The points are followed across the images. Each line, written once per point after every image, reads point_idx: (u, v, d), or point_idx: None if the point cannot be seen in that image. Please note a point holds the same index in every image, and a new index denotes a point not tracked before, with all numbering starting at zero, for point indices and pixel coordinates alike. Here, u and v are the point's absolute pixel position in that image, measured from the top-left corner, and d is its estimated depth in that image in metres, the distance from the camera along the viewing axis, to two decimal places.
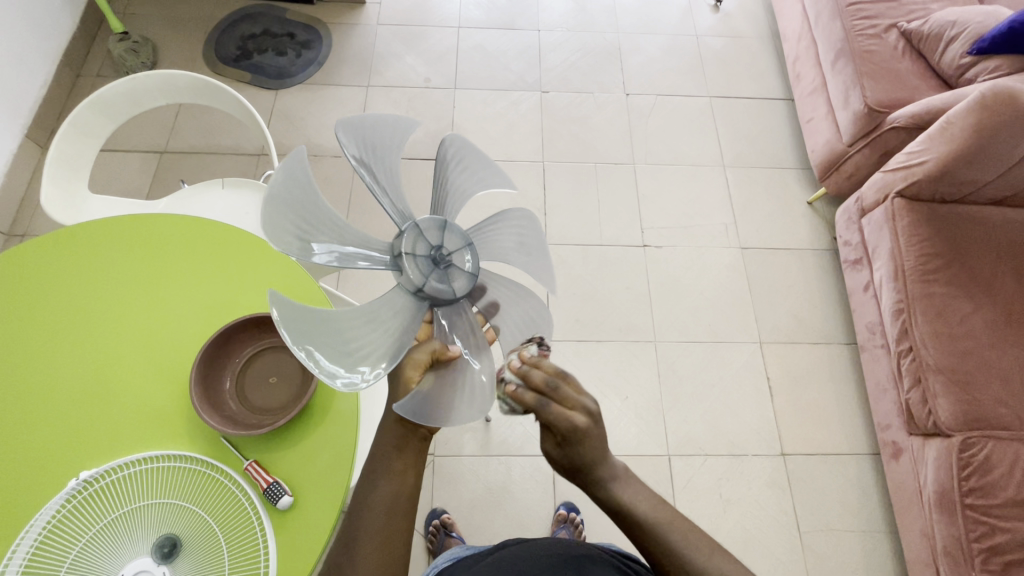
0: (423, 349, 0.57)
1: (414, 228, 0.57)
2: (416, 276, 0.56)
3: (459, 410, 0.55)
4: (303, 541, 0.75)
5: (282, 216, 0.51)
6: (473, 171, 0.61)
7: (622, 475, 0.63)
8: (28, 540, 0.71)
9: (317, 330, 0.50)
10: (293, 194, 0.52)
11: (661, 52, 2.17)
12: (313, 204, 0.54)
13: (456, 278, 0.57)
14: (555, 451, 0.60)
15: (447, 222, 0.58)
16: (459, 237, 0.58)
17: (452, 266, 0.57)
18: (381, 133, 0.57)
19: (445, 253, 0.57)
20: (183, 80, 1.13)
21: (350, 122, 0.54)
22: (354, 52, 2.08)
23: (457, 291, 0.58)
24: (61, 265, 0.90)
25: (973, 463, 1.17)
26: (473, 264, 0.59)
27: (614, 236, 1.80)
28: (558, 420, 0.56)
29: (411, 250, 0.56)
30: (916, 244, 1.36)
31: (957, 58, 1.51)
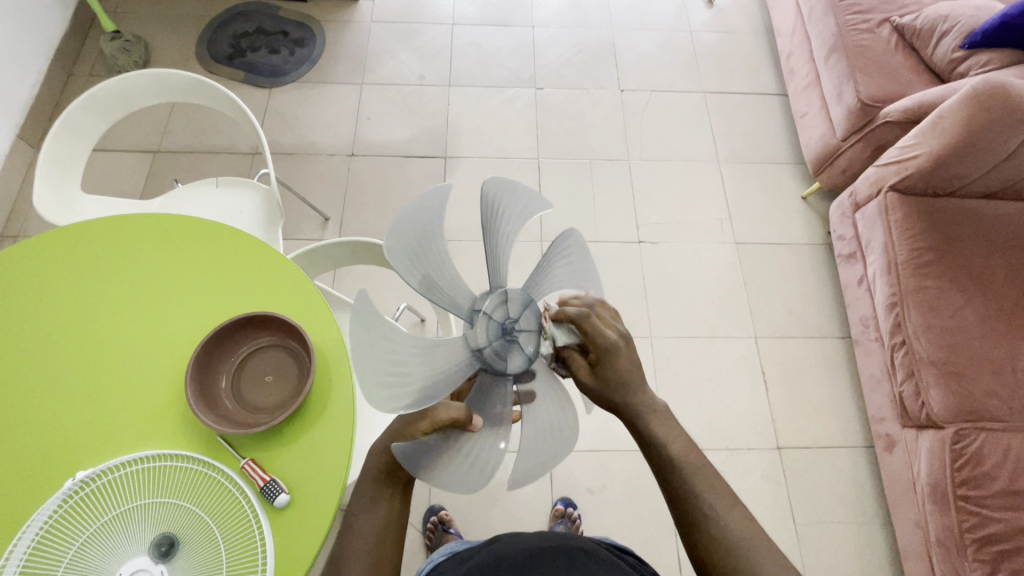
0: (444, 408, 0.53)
1: (501, 293, 0.54)
2: (478, 336, 0.53)
3: (445, 479, 0.50)
4: (300, 538, 0.75)
5: (405, 235, 0.48)
6: (576, 271, 0.59)
7: (661, 412, 0.63)
8: (25, 540, 0.70)
9: (373, 342, 0.46)
10: (420, 223, 0.49)
11: (655, 48, 2.17)
12: (433, 237, 0.50)
13: (514, 356, 0.53)
14: (590, 379, 0.60)
15: (533, 302, 0.55)
16: (535, 317, 0.55)
17: (518, 342, 0.54)
18: (513, 203, 0.55)
19: (516, 326, 0.54)
20: (176, 79, 1.13)
21: (501, 183, 0.53)
22: (348, 50, 2.07)
23: (509, 369, 0.53)
24: (54, 266, 0.90)
25: (966, 455, 1.18)
26: (534, 350, 0.55)
27: (609, 232, 1.80)
28: (594, 334, 0.58)
29: (490, 312, 0.53)
30: (909, 237, 1.36)
31: (949, 52, 1.51)
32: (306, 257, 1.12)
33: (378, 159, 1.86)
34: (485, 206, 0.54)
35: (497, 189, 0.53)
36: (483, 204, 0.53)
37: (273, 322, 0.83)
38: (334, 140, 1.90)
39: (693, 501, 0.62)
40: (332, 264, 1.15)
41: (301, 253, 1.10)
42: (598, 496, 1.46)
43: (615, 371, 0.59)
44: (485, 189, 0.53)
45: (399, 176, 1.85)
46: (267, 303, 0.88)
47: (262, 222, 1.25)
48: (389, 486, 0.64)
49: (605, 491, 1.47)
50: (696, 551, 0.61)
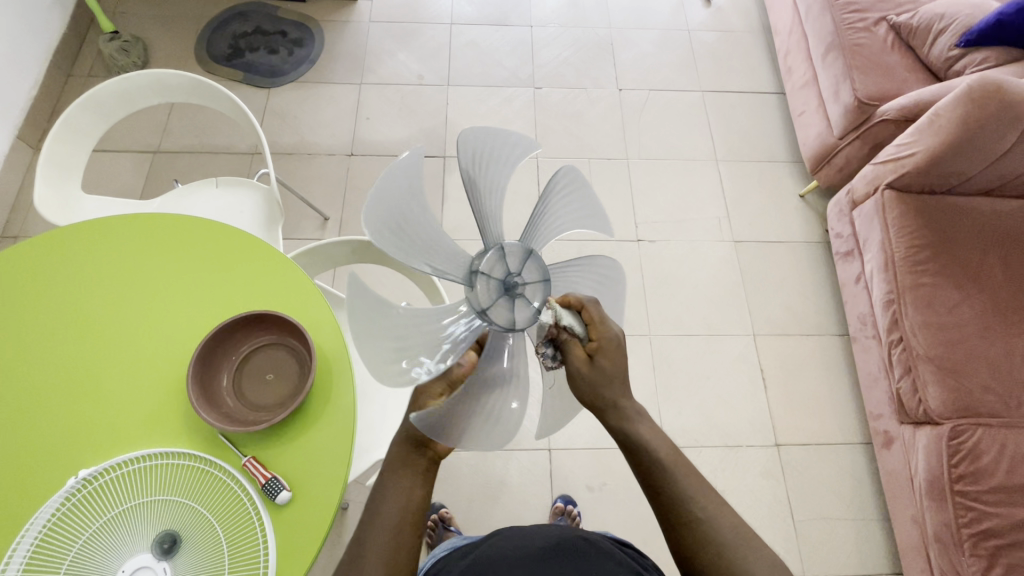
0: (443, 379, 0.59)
1: (498, 250, 0.58)
2: (484, 297, 0.57)
3: (477, 436, 0.56)
4: (303, 534, 0.75)
5: (383, 207, 0.52)
6: (575, 210, 0.63)
7: (643, 414, 0.65)
8: (29, 538, 0.71)
9: (372, 319, 0.51)
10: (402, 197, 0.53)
11: (653, 47, 2.17)
12: (412, 205, 0.55)
13: (516, 310, 0.57)
14: (585, 368, 0.60)
15: (534, 252, 0.59)
16: (540, 267, 0.58)
17: (522, 295, 0.57)
18: (500, 147, 0.57)
19: (519, 281, 0.57)
20: (176, 79, 1.13)
21: (472, 137, 0.55)
22: (347, 50, 2.07)
23: (514, 323, 0.57)
24: (54, 266, 0.90)
25: (962, 450, 1.19)
26: (542, 300, 0.58)
27: (608, 231, 1.81)
28: (596, 326, 0.59)
29: (488, 271, 0.57)
30: (906, 235, 1.37)
31: (945, 51, 1.52)
32: (306, 256, 1.12)
33: (377, 159, 1.87)
34: (465, 162, 0.56)
35: (477, 138, 0.55)
36: (461, 160, 0.56)
37: (273, 321, 0.84)
38: (333, 140, 1.90)
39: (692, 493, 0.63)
40: (332, 263, 1.16)
41: (301, 253, 1.11)
42: (597, 494, 1.47)
43: (609, 365, 0.60)
44: (461, 141, 0.54)
45: None
46: (267, 302, 0.89)
47: (262, 222, 1.25)
48: (388, 483, 0.65)
49: (605, 488, 1.47)
50: (699, 544, 0.62)
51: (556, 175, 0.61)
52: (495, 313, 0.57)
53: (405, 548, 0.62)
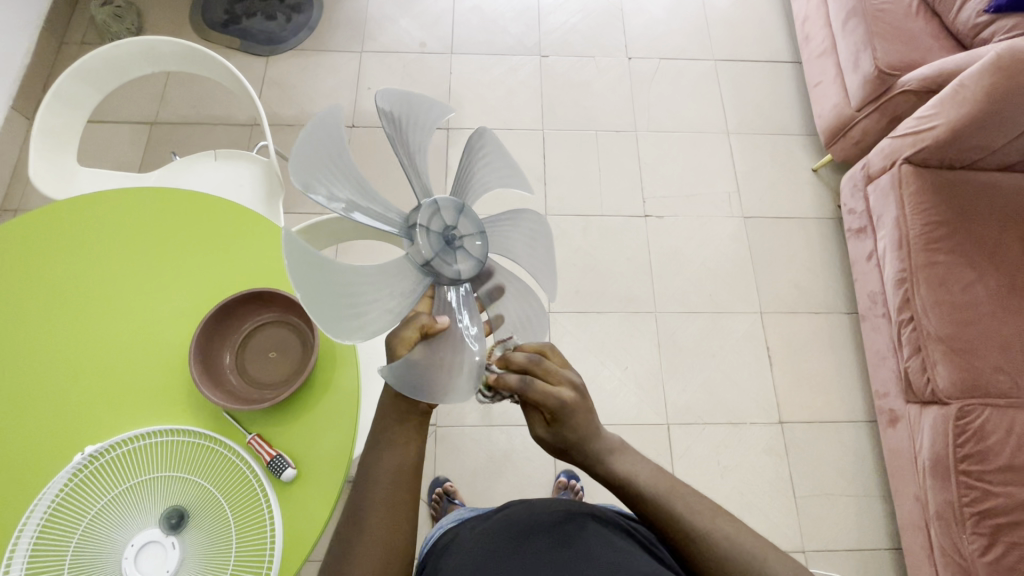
0: (411, 327, 0.57)
1: (432, 205, 0.58)
2: (427, 250, 0.57)
3: (451, 390, 0.58)
4: (312, 507, 0.76)
5: (309, 162, 0.50)
6: (495, 168, 0.65)
7: (617, 448, 0.66)
8: (35, 519, 0.71)
9: (322, 279, 0.48)
10: (324, 148, 0.52)
11: (664, 13, 2.08)
12: (339, 158, 0.54)
13: (462, 262, 0.59)
14: (546, 432, 0.62)
15: (467, 208, 0.61)
16: (472, 222, 0.61)
17: (462, 249, 0.60)
18: (413, 109, 0.59)
19: (458, 234, 0.60)
20: (169, 47, 1.09)
21: (390, 95, 0.57)
22: (347, 16, 2.00)
23: (460, 273, 0.60)
24: (50, 241, 0.89)
25: (970, 430, 1.18)
26: (482, 254, 0.61)
27: (615, 206, 1.77)
28: (545, 400, 0.58)
29: (427, 224, 0.57)
30: (923, 210, 1.33)
31: (973, 17, 1.45)
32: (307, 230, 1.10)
33: (379, 131, 1.83)
34: (388, 122, 0.57)
35: (392, 100, 0.57)
36: (381, 121, 0.57)
37: (275, 299, 0.82)
38: None
39: None
40: (332, 238, 1.14)
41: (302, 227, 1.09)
42: None
43: (572, 426, 0.61)
44: (379, 102, 0.56)
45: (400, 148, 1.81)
46: (269, 278, 0.87)
47: (262, 196, 1.22)
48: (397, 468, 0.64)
49: None
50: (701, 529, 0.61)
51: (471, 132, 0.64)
52: (442, 269, 0.58)
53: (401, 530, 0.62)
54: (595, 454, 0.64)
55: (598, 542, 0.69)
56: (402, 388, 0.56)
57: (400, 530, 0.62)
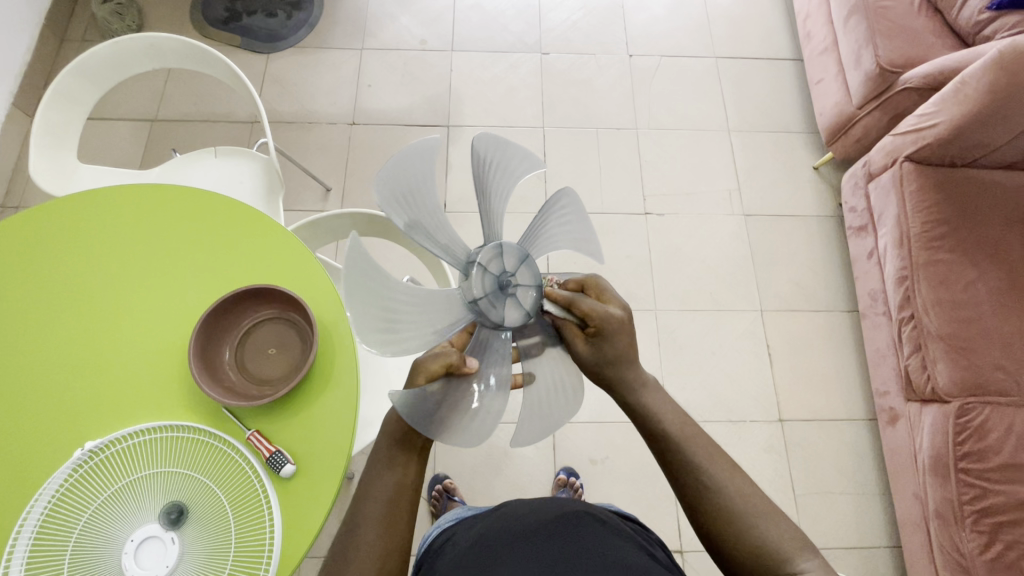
0: (438, 359, 0.55)
1: (496, 247, 0.58)
2: (476, 288, 0.57)
3: (454, 435, 0.54)
4: (311, 504, 0.77)
5: (394, 183, 0.52)
6: (570, 229, 0.64)
7: (651, 385, 0.66)
8: (36, 513, 0.71)
9: (372, 291, 0.50)
10: (412, 172, 0.53)
11: (665, 10, 2.08)
12: (424, 185, 0.54)
13: (509, 309, 0.58)
14: (585, 349, 0.61)
15: (530, 258, 0.60)
16: (532, 272, 0.59)
17: (514, 297, 0.59)
18: (505, 157, 0.59)
19: (513, 281, 0.58)
20: (170, 43, 1.08)
21: (489, 139, 0.57)
22: (347, 13, 2.00)
23: (503, 319, 0.59)
24: (50, 236, 0.89)
25: (970, 428, 1.18)
26: (531, 307, 0.60)
27: (615, 204, 1.77)
28: (592, 311, 0.60)
29: (485, 264, 0.57)
30: (924, 209, 1.33)
31: (975, 14, 1.45)
32: (309, 228, 1.11)
33: (379, 128, 1.83)
34: (477, 161, 0.58)
35: (487, 143, 0.57)
36: (472, 159, 0.58)
37: (275, 295, 0.82)
38: (334, 108, 1.85)
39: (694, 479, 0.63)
40: (333, 235, 1.14)
41: (303, 225, 1.09)
42: (600, 467, 1.48)
43: (613, 342, 0.60)
44: (476, 143, 0.57)
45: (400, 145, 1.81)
46: (269, 274, 0.88)
47: (262, 193, 1.23)
48: (396, 465, 0.65)
49: (608, 461, 1.49)
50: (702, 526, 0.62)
51: (558, 190, 0.63)
52: (489, 313, 0.58)
53: (398, 527, 0.63)
54: (629, 382, 0.64)
55: (598, 541, 0.69)
56: (406, 417, 0.52)
57: (397, 525, 0.62)
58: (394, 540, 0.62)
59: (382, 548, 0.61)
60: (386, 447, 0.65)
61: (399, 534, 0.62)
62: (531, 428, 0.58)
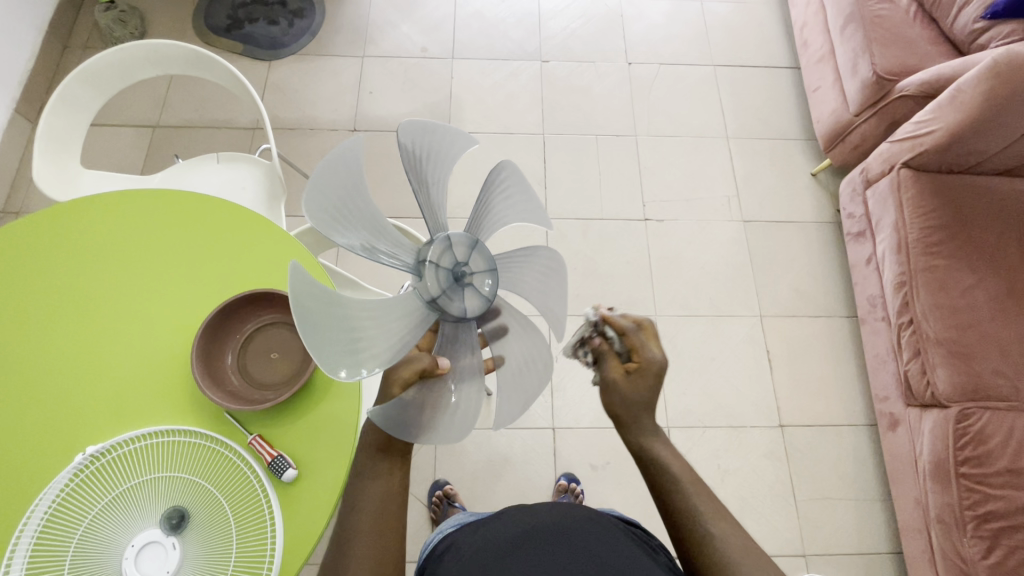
0: (409, 367, 0.58)
1: (445, 240, 0.58)
2: (432, 286, 0.57)
3: (435, 433, 0.57)
4: (312, 509, 0.76)
5: (325, 199, 0.52)
6: (515, 204, 0.64)
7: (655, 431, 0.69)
8: (37, 518, 0.71)
9: (327, 316, 0.49)
10: (341, 186, 0.53)
11: (664, 19, 2.10)
12: (357, 195, 0.56)
13: (469, 300, 0.59)
14: (619, 376, 0.68)
15: (480, 244, 0.59)
16: (484, 256, 0.59)
17: (471, 287, 0.59)
18: (436, 141, 0.59)
19: (468, 271, 0.58)
20: (174, 50, 1.09)
21: (413, 126, 0.57)
22: (349, 21, 2.02)
23: (464, 312, 0.59)
24: (54, 241, 0.89)
25: (969, 433, 1.18)
26: (490, 292, 0.60)
27: (615, 210, 1.78)
28: (639, 344, 0.68)
29: (437, 261, 0.57)
30: (921, 215, 1.34)
31: (969, 23, 1.47)
32: (311, 233, 1.11)
33: (380, 135, 1.84)
34: (406, 152, 0.58)
35: (414, 131, 0.57)
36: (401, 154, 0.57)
37: (277, 299, 0.82)
38: (335, 115, 1.86)
39: None
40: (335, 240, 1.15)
41: (305, 231, 1.10)
42: (601, 473, 1.47)
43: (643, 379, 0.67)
44: (401, 132, 0.56)
45: None
46: (273, 281, 0.88)
47: (264, 199, 1.23)
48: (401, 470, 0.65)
49: (608, 467, 1.48)
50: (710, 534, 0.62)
51: (495, 166, 0.63)
52: (449, 309, 0.58)
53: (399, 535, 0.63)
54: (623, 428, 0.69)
55: (601, 548, 0.69)
56: (385, 426, 0.58)
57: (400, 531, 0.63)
58: (394, 546, 0.62)
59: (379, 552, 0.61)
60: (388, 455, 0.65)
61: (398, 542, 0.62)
62: (511, 403, 0.61)
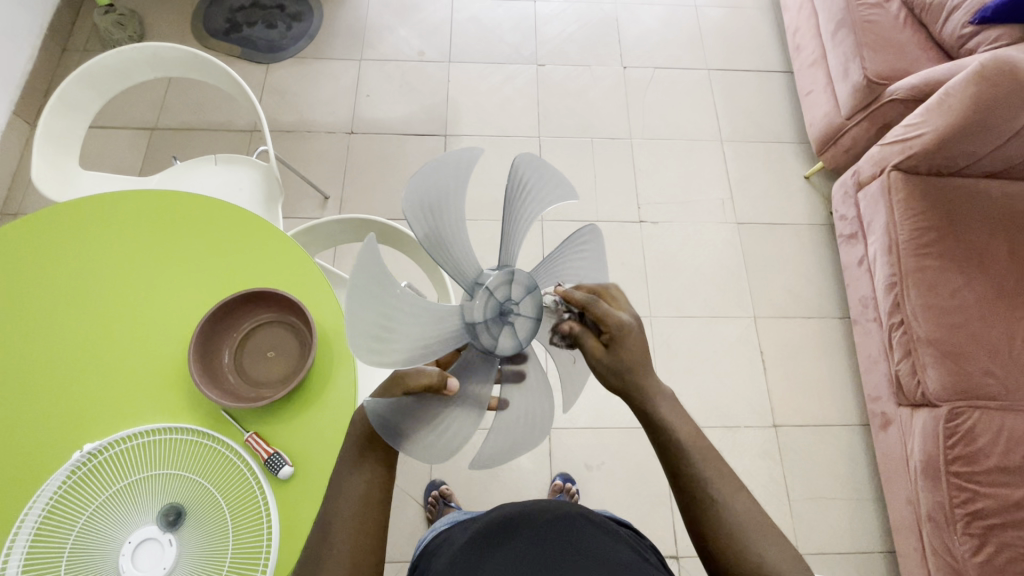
0: (418, 376, 0.55)
1: (509, 273, 0.55)
2: (475, 313, 0.54)
3: (418, 446, 0.55)
4: (308, 505, 0.77)
5: (422, 191, 0.49)
6: (583, 266, 0.64)
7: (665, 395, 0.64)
8: (34, 515, 0.72)
9: (374, 295, 0.46)
10: (440, 186, 0.49)
11: (658, 23, 2.12)
12: (449, 201, 0.51)
13: (505, 338, 0.55)
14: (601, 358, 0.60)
15: (537, 291, 0.56)
16: (537, 302, 0.56)
17: (511, 326, 0.55)
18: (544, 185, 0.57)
19: (513, 310, 0.55)
20: (173, 53, 1.11)
21: (532, 163, 0.55)
22: (346, 25, 2.03)
23: (494, 345, 0.55)
24: (52, 241, 0.90)
25: (959, 432, 1.19)
26: (525, 341, 0.56)
27: (610, 212, 1.80)
28: (606, 316, 0.59)
29: (493, 289, 0.54)
30: (911, 217, 1.36)
31: (958, 28, 1.49)
32: (308, 233, 1.12)
33: (378, 137, 1.85)
34: (514, 182, 0.55)
35: (531, 167, 0.55)
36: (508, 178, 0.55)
37: (274, 298, 0.83)
38: (333, 117, 1.88)
39: (693, 485, 0.63)
40: (332, 241, 1.16)
41: (302, 231, 1.11)
42: (596, 473, 1.48)
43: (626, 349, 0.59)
44: (519, 161, 0.54)
45: (398, 154, 1.83)
46: (269, 281, 0.89)
47: (262, 200, 1.24)
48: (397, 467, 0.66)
49: (604, 467, 1.49)
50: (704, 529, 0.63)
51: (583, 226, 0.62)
52: (481, 338, 0.54)
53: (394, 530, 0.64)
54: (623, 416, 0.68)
55: (594, 545, 0.69)
56: (374, 420, 0.55)
57: None
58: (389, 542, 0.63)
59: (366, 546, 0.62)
60: (383, 456, 0.66)
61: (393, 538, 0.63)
62: (496, 452, 0.57)
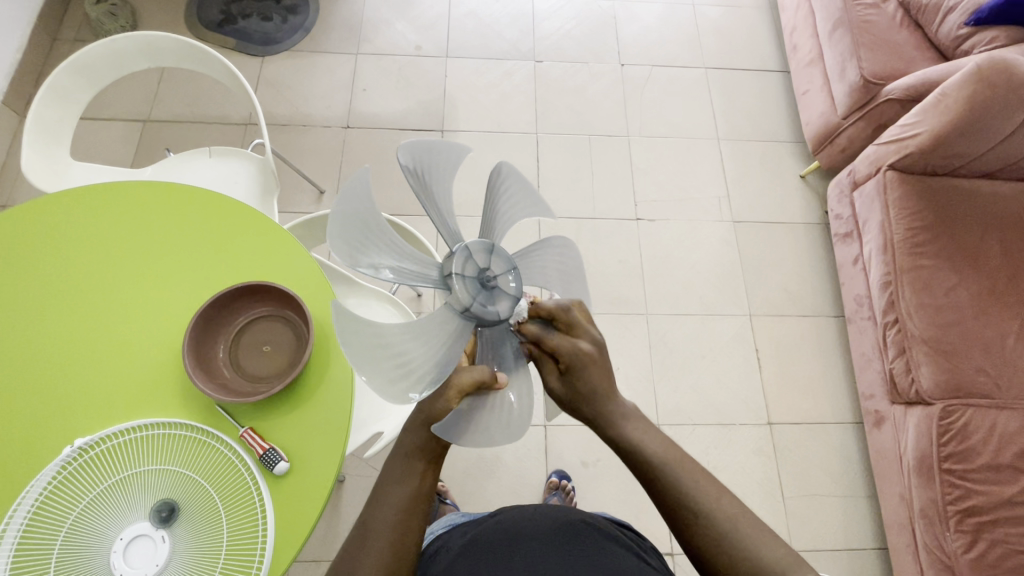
0: (471, 374, 0.58)
1: (512, 268, 0.61)
2: (457, 265, 0.58)
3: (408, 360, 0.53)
4: (304, 502, 0.76)
5: (515, 183, 0.63)
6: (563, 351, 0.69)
7: (630, 415, 0.65)
8: (23, 511, 0.70)
9: (447, 159, 0.59)
10: (516, 191, 0.63)
11: (656, 21, 2.12)
12: (509, 204, 0.64)
13: (463, 286, 0.57)
14: (557, 384, 0.63)
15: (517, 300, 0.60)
16: (518, 282, 0.61)
17: (481, 290, 0.58)
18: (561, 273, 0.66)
19: (492, 278, 0.59)
20: (166, 42, 1.09)
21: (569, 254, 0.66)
22: (343, 18, 2.01)
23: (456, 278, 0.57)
24: (43, 233, 0.88)
25: (952, 430, 1.20)
26: (468, 305, 0.57)
27: (607, 208, 1.79)
28: (560, 348, 0.61)
29: (498, 256, 0.60)
30: (907, 217, 1.36)
31: (954, 30, 1.50)
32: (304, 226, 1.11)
33: (374, 132, 1.84)
34: (548, 243, 0.65)
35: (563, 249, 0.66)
36: (552, 238, 0.65)
37: (270, 292, 0.82)
38: (329, 111, 1.86)
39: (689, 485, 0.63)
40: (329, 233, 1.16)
41: (298, 224, 1.10)
42: (592, 470, 1.48)
43: (584, 380, 0.61)
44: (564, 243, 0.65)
45: (395, 149, 1.82)
46: (264, 274, 0.87)
47: (257, 193, 1.23)
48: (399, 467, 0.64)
49: (599, 464, 1.49)
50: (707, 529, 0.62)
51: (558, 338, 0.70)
52: (455, 290, 0.57)
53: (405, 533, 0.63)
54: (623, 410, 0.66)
55: (597, 553, 0.70)
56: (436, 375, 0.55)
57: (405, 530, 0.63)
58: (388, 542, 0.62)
59: (406, 547, 0.62)
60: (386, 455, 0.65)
61: (392, 537, 0.62)
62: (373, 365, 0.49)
